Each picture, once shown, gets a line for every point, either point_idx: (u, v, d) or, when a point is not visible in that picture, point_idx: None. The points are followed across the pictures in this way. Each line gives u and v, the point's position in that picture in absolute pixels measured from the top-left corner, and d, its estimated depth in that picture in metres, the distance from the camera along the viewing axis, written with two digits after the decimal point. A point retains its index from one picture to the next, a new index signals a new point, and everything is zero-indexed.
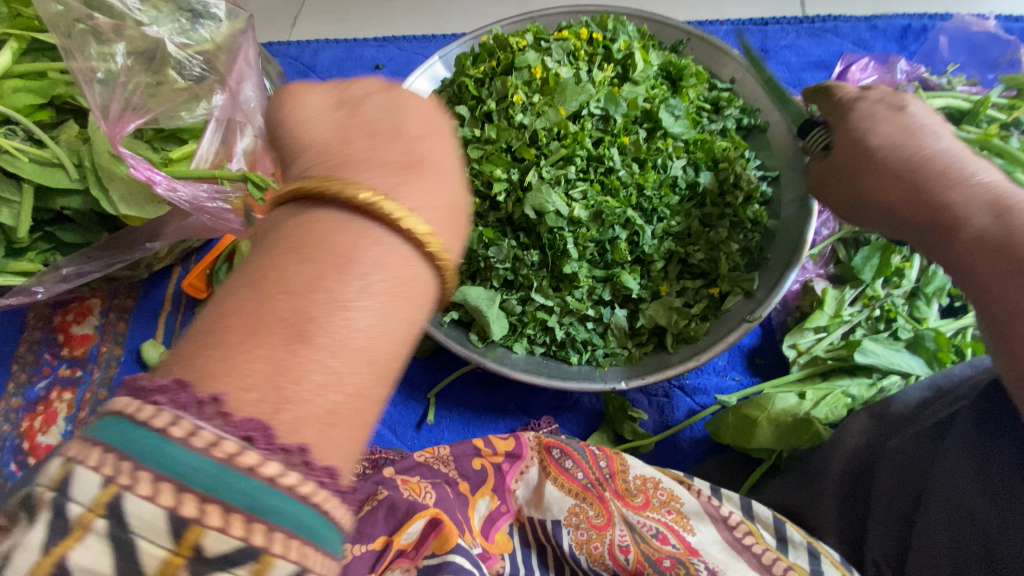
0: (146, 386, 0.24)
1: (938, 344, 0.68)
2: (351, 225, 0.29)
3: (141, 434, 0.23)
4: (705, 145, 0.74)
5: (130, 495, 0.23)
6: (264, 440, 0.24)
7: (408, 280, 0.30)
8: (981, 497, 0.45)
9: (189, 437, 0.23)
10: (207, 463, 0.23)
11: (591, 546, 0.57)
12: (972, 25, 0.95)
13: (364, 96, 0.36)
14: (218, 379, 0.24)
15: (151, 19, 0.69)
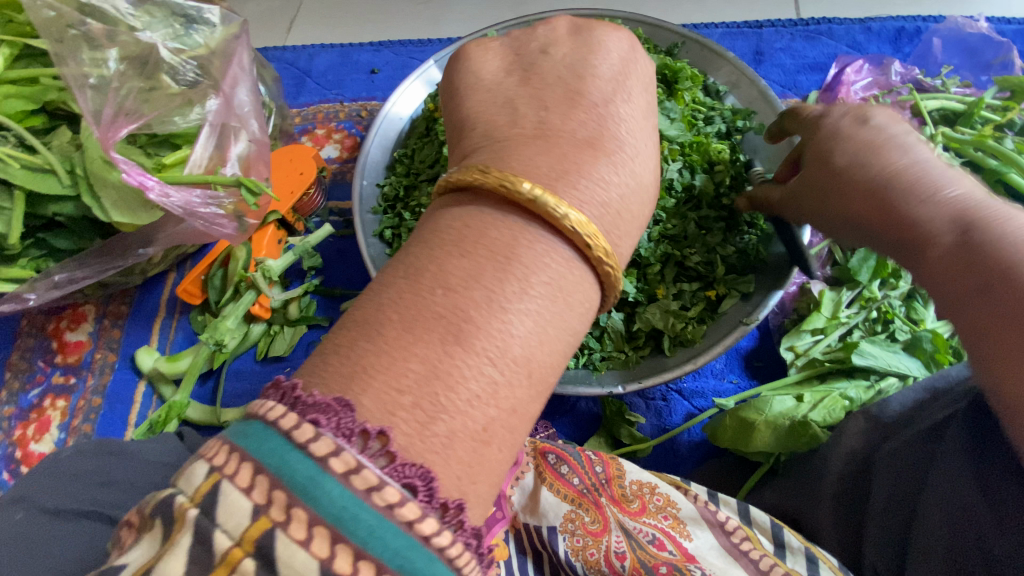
0: (311, 404, 0.28)
1: (936, 346, 0.67)
2: (517, 229, 0.36)
3: (303, 466, 0.26)
4: (701, 147, 0.74)
5: (283, 534, 0.26)
6: (426, 493, 0.27)
7: (569, 283, 0.35)
8: (974, 498, 0.44)
9: (350, 475, 0.26)
10: (370, 514, 0.26)
11: (586, 552, 0.56)
12: (965, 28, 0.96)
13: (536, 111, 0.42)
14: (388, 420, 0.29)
15: (144, 24, 0.69)
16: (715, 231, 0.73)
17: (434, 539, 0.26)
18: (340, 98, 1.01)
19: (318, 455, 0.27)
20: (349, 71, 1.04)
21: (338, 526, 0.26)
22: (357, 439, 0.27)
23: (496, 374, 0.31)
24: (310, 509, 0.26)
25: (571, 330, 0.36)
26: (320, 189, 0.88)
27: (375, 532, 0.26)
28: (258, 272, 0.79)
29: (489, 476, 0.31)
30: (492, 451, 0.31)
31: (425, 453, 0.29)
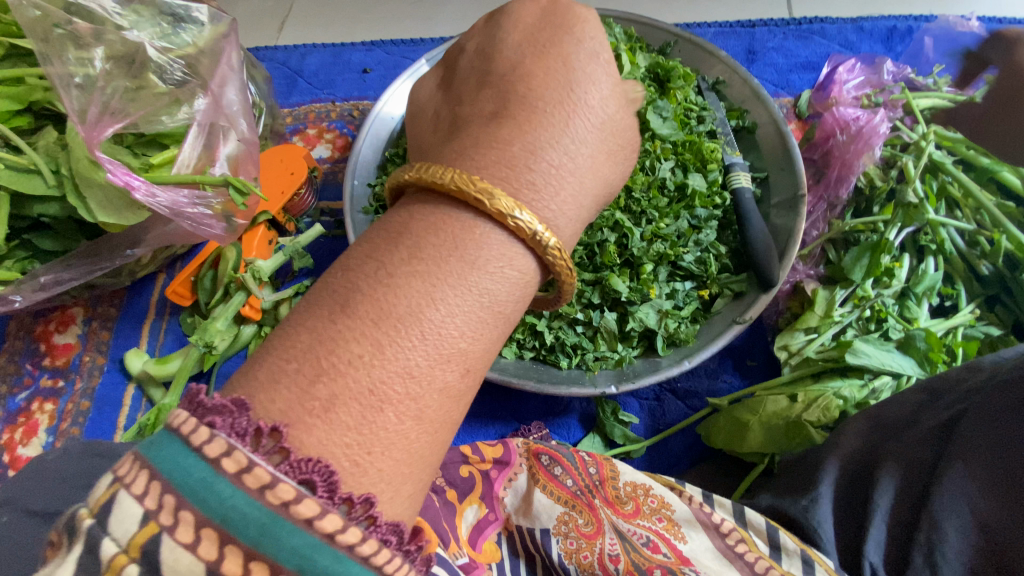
0: (206, 406, 0.28)
1: (929, 344, 0.67)
2: (456, 216, 0.36)
3: (196, 473, 0.26)
4: (693, 147, 0.74)
5: (169, 538, 0.26)
6: (326, 490, 0.28)
7: (512, 259, 0.36)
8: (998, 499, 0.44)
9: (240, 475, 0.26)
10: (257, 510, 0.26)
11: (580, 555, 0.55)
12: (957, 26, 0.96)
13: (483, 96, 0.42)
14: (298, 419, 0.29)
15: (131, 24, 0.68)
16: (707, 228, 0.73)
17: (339, 538, 0.27)
18: (329, 97, 1.01)
19: (210, 457, 0.27)
20: (340, 70, 1.04)
21: (225, 526, 0.26)
22: (251, 438, 0.28)
23: (380, 336, 0.31)
24: (197, 511, 0.26)
25: (477, 289, 0.35)
26: (310, 189, 0.87)
27: (266, 531, 0.26)
28: (248, 273, 0.78)
29: (388, 450, 0.30)
30: (385, 418, 0.30)
31: (305, 419, 0.29)
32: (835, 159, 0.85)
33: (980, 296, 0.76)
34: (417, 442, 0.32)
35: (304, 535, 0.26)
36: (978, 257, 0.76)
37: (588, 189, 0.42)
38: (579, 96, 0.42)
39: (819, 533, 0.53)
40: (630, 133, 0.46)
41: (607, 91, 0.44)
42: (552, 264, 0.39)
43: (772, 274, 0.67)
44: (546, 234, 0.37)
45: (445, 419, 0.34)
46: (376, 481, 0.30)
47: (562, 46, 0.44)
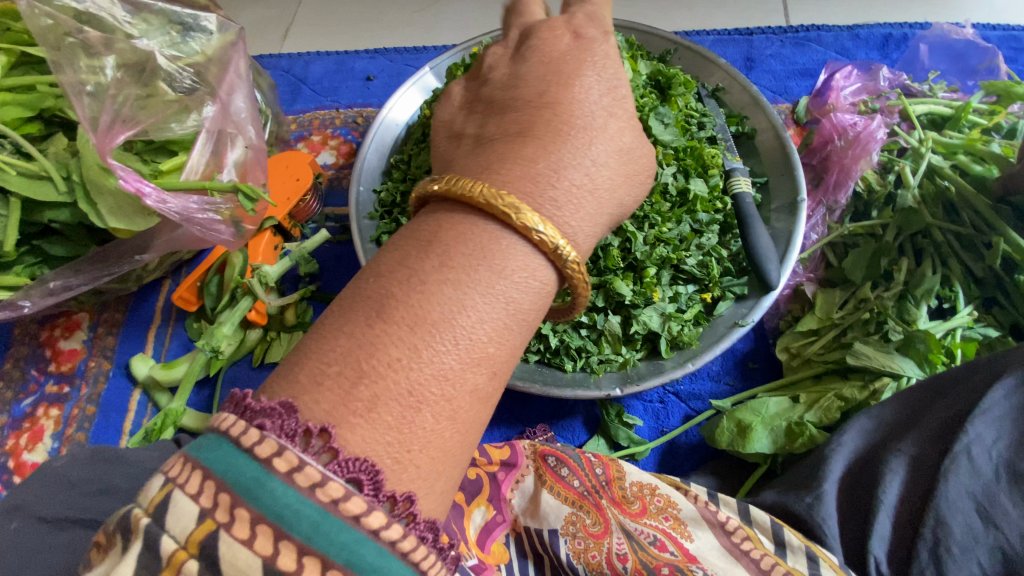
0: (255, 408, 0.29)
1: (929, 346, 0.67)
2: (484, 229, 0.37)
3: (249, 470, 0.28)
4: (694, 153, 0.75)
5: (226, 535, 0.27)
6: (372, 487, 0.29)
7: (536, 272, 0.37)
8: (1008, 499, 0.46)
9: (292, 473, 0.28)
10: (313, 509, 0.27)
11: (588, 555, 0.56)
12: (950, 34, 0.98)
13: (510, 118, 0.44)
14: (352, 427, 0.29)
15: (140, 32, 0.70)
16: (709, 233, 0.75)
17: (383, 533, 0.28)
18: (332, 104, 1.02)
19: (262, 457, 0.28)
20: (344, 78, 1.05)
21: (279, 524, 0.27)
22: (301, 438, 0.29)
23: (416, 340, 0.32)
24: (252, 509, 0.27)
25: (505, 297, 0.35)
26: (316, 196, 0.88)
27: (318, 528, 0.27)
28: (255, 278, 0.78)
29: (424, 448, 0.31)
30: (423, 419, 0.31)
31: (348, 418, 0.30)
32: (834, 164, 0.87)
33: (977, 298, 0.76)
34: (451, 442, 0.33)
35: (351, 531, 0.27)
36: (975, 259, 0.77)
37: (606, 202, 0.43)
38: (603, 123, 0.43)
39: (824, 529, 0.54)
40: (646, 154, 0.47)
41: (626, 117, 0.45)
42: (571, 276, 0.40)
43: (772, 277, 0.69)
44: (568, 246, 0.38)
45: (477, 420, 0.35)
46: (414, 478, 0.31)
47: (582, 72, 0.45)
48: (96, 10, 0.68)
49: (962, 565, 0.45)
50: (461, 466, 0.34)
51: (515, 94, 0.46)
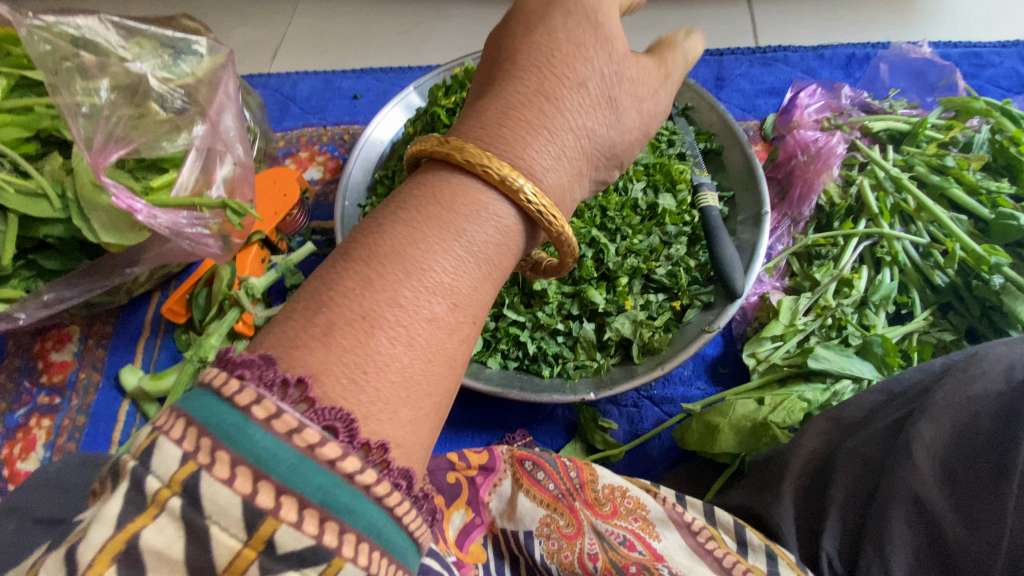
0: (235, 360, 0.30)
1: (886, 349, 0.71)
2: (439, 178, 0.40)
3: (227, 415, 0.28)
4: (664, 168, 0.80)
5: (207, 476, 0.27)
6: (346, 433, 0.30)
7: (488, 210, 0.40)
8: (941, 496, 0.49)
9: (270, 420, 0.29)
10: (290, 452, 0.28)
11: (561, 555, 0.58)
12: (910, 53, 1.04)
13: (483, 83, 0.48)
14: (311, 367, 0.31)
15: (134, 56, 0.74)
16: (677, 244, 0.78)
17: (356, 478, 0.29)
18: (319, 122, 1.05)
19: (241, 405, 0.29)
20: (331, 96, 1.09)
21: (258, 465, 0.28)
22: (278, 388, 0.30)
23: (370, 272, 0.35)
24: (232, 450, 0.28)
25: (455, 232, 0.38)
26: (303, 210, 0.91)
27: (295, 470, 0.28)
28: (242, 290, 0.81)
29: (382, 370, 0.33)
30: (378, 341, 0.33)
31: (307, 342, 0.32)
32: (798, 177, 0.91)
33: (934, 303, 0.81)
34: (421, 383, 0.34)
35: (327, 472, 0.29)
36: (931, 267, 0.82)
37: (565, 137, 0.45)
38: (561, 64, 0.45)
39: (779, 525, 0.58)
40: (619, 89, 0.48)
41: (594, 50, 0.46)
42: (530, 212, 0.41)
43: (738, 285, 0.72)
44: (518, 181, 0.40)
45: (444, 361, 0.36)
46: (374, 402, 0.32)
47: (550, 20, 0.47)
48: (91, 35, 0.72)
49: (900, 559, 0.50)
50: (433, 414, 0.36)
51: (492, 56, 0.49)
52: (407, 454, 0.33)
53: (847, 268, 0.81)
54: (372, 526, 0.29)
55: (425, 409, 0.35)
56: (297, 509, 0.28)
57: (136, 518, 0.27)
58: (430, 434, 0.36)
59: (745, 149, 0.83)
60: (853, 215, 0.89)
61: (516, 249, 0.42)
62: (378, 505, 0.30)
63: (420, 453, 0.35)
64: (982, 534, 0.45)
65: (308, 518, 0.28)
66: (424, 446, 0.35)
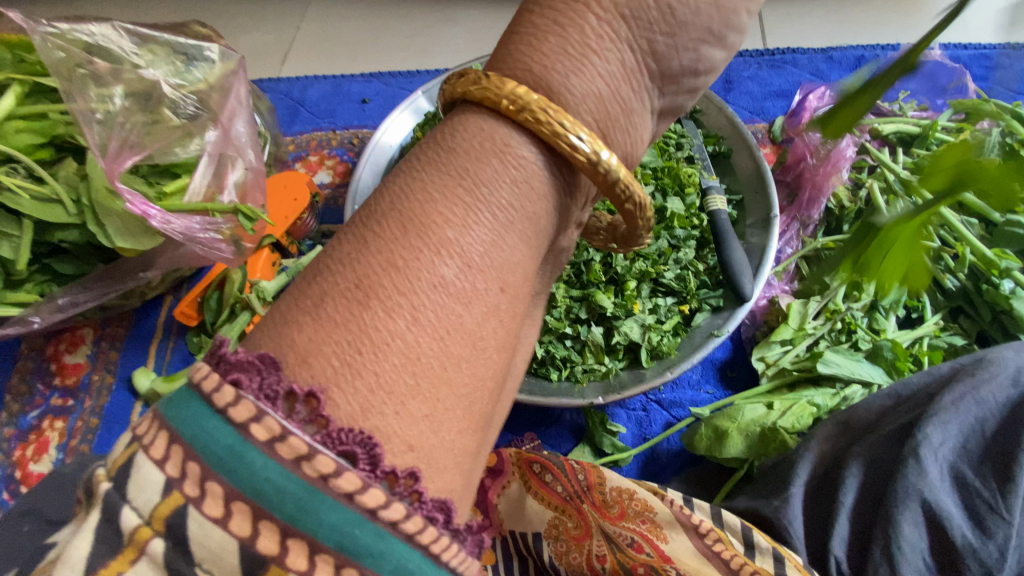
0: (230, 364, 0.28)
1: (896, 354, 0.72)
2: (448, 124, 0.34)
3: (221, 440, 0.26)
4: (672, 172, 0.79)
5: (195, 512, 0.27)
6: (366, 463, 0.27)
7: (504, 150, 0.33)
8: (950, 499, 0.51)
9: (278, 447, 0.26)
10: (299, 485, 0.26)
11: (569, 556, 0.59)
12: (920, 55, 1.03)
13: None
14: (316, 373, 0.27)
15: (147, 62, 0.75)
16: (685, 248, 0.79)
17: (380, 513, 0.27)
18: (328, 127, 1.06)
19: (238, 422, 0.26)
20: (340, 100, 1.09)
21: (258, 501, 0.26)
22: (284, 403, 0.27)
23: (366, 234, 0.30)
24: (225, 484, 0.26)
25: (465, 179, 0.31)
26: (313, 214, 0.92)
27: (304, 506, 0.26)
28: (252, 293, 0.81)
29: (383, 350, 0.28)
30: (375, 314, 0.28)
31: (298, 318, 0.28)
32: (806, 180, 0.90)
33: (944, 307, 0.81)
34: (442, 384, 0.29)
35: (341, 507, 0.26)
36: (943, 271, 0.82)
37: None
38: None
39: (790, 531, 0.55)
40: None
41: None
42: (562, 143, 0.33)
43: (746, 290, 0.73)
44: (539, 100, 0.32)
45: (468, 347, 0.30)
46: (373, 389, 0.28)
47: None
48: (104, 42, 0.73)
49: (910, 560, 0.50)
50: (468, 423, 0.30)
51: None
52: (441, 475, 0.29)
53: (857, 273, 0.81)
54: (395, 564, 0.27)
55: (445, 400, 0.29)
56: (308, 551, 0.26)
57: (111, 561, 0.27)
58: (470, 449, 0.31)
59: (753, 149, 0.82)
60: None
61: (546, 200, 0.34)
62: (404, 541, 0.27)
63: (457, 476, 0.30)
64: (994, 535, 0.49)
65: (321, 563, 0.26)
66: (465, 469, 0.31)
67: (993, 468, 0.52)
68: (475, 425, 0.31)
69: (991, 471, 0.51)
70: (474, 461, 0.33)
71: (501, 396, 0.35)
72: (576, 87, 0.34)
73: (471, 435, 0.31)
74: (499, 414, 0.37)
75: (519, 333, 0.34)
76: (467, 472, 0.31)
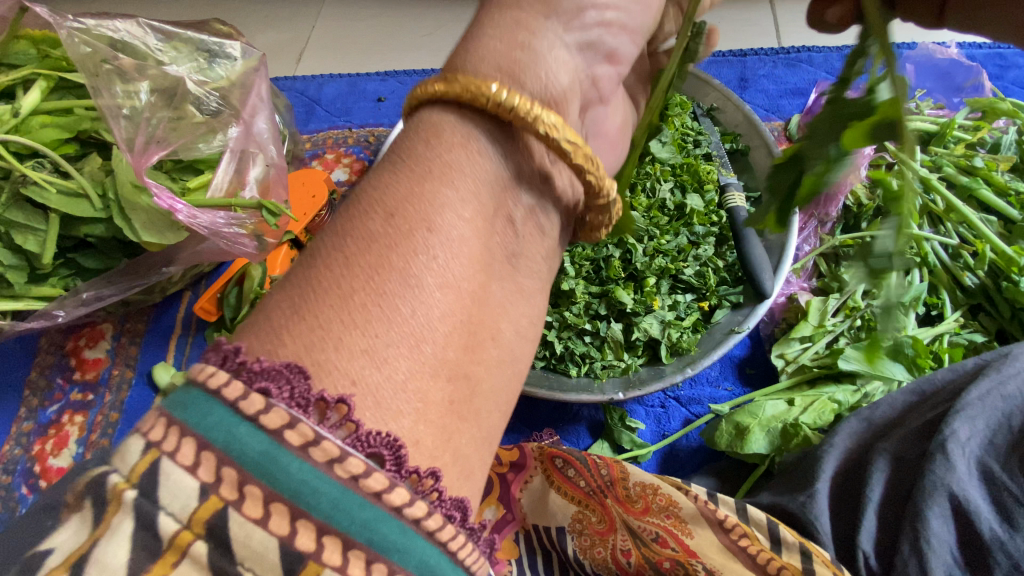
0: (258, 373, 0.28)
1: (917, 351, 0.72)
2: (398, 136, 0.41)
3: (256, 443, 0.27)
4: (691, 169, 0.81)
5: (236, 513, 0.26)
6: (393, 464, 0.29)
7: (430, 128, 0.37)
8: (979, 495, 0.51)
9: (308, 450, 0.27)
10: (332, 486, 0.27)
11: (593, 551, 0.60)
12: (937, 53, 1.03)
13: None
14: (331, 376, 0.29)
15: (171, 59, 0.76)
16: (706, 244, 0.79)
17: (406, 511, 0.28)
18: (345, 125, 1.07)
19: (270, 429, 0.27)
20: (356, 99, 1.10)
21: (294, 501, 0.27)
22: (315, 411, 0.28)
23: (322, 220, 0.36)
24: (268, 487, 0.27)
25: (393, 157, 0.37)
26: (331, 211, 0.92)
27: (337, 506, 0.27)
28: None
29: (322, 296, 0.31)
30: (316, 269, 0.32)
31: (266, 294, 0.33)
32: (824, 178, 0.89)
33: (964, 305, 0.81)
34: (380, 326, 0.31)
35: (361, 502, 0.27)
36: (962, 269, 0.81)
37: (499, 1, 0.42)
38: None
39: (816, 526, 0.55)
40: None
41: None
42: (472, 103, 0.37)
43: (766, 285, 0.73)
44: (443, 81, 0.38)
45: (399, 285, 0.32)
46: (314, 329, 0.30)
47: None
48: (128, 38, 0.74)
49: (939, 556, 0.50)
50: (421, 369, 0.31)
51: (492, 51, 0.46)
52: (398, 416, 0.30)
53: None
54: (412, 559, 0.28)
55: (382, 335, 0.30)
56: (337, 545, 0.27)
57: (151, 566, 0.26)
58: (435, 400, 0.31)
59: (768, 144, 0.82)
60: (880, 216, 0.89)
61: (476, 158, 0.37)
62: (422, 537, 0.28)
63: (423, 428, 0.30)
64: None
65: (352, 560, 0.27)
66: (440, 428, 0.31)
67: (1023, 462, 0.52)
68: (434, 375, 0.31)
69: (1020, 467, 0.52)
70: (462, 424, 0.32)
71: (479, 354, 0.34)
72: (474, 53, 0.39)
73: (427, 378, 0.31)
74: (500, 384, 0.36)
75: (471, 278, 0.34)
76: (440, 423, 0.31)
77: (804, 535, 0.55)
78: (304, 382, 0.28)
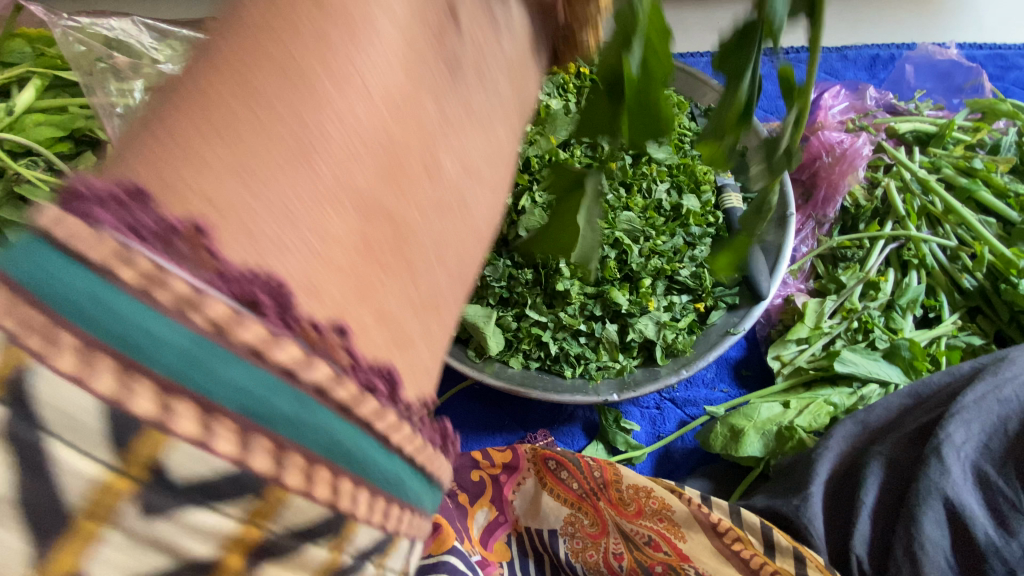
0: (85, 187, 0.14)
1: (914, 353, 0.72)
2: None
3: (59, 263, 0.13)
4: (687, 170, 0.79)
5: (40, 367, 0.14)
6: (278, 310, 0.15)
7: None
8: (974, 500, 0.51)
9: (150, 287, 0.14)
10: (187, 334, 0.14)
11: (586, 554, 0.61)
12: (935, 54, 1.03)
13: None
14: (186, 183, 0.15)
15: (166, 57, 0.75)
16: (701, 245, 0.78)
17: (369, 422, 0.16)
18: None
19: (95, 259, 0.13)
20: None
21: (128, 354, 0.14)
22: (157, 235, 0.14)
23: None
24: (79, 331, 0.13)
25: None
26: None
27: (198, 365, 0.14)
28: None
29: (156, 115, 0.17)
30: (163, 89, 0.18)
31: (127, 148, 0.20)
32: (821, 179, 0.89)
33: (962, 307, 0.80)
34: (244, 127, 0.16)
35: (226, 354, 0.14)
36: (959, 271, 0.81)
37: None
38: None
39: (810, 530, 0.54)
40: None
41: None
42: None
43: (762, 287, 0.73)
44: None
45: (281, 62, 0.17)
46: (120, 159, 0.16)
47: None
48: (124, 37, 0.74)
49: (932, 561, 0.50)
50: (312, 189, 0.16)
51: None
52: (277, 268, 0.15)
53: (873, 271, 0.81)
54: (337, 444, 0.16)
55: (248, 148, 0.16)
56: (198, 413, 0.14)
57: None
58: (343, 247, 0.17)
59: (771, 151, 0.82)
60: (878, 218, 0.88)
61: None
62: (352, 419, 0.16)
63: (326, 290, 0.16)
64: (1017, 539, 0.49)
65: (222, 433, 0.15)
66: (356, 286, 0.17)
67: (1018, 468, 0.51)
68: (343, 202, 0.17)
69: (1015, 472, 0.51)
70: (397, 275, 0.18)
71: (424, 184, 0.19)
72: None
73: (329, 216, 0.16)
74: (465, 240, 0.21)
75: (415, 69, 0.19)
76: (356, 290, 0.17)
77: (798, 539, 0.54)
78: (120, 208, 0.14)
